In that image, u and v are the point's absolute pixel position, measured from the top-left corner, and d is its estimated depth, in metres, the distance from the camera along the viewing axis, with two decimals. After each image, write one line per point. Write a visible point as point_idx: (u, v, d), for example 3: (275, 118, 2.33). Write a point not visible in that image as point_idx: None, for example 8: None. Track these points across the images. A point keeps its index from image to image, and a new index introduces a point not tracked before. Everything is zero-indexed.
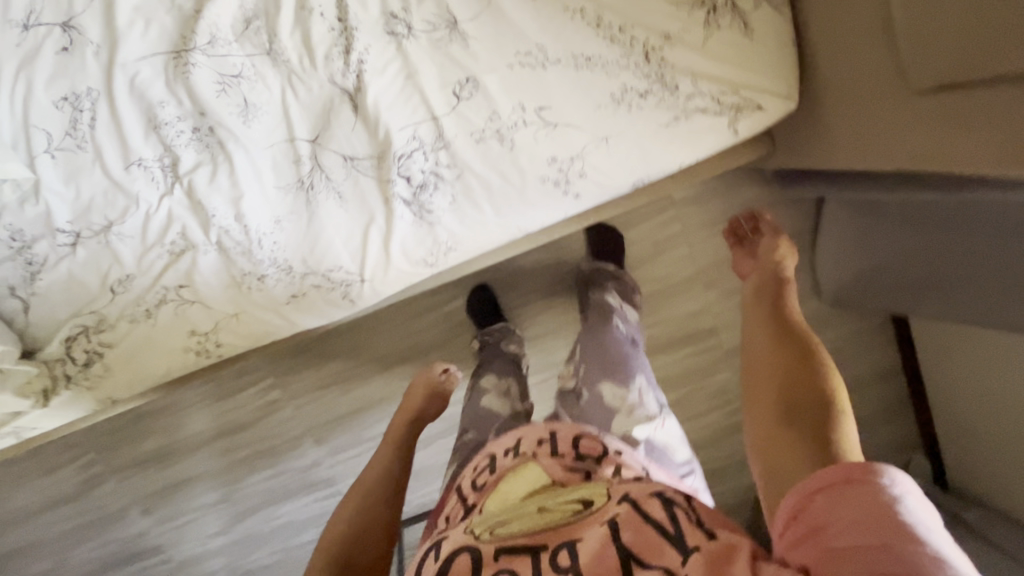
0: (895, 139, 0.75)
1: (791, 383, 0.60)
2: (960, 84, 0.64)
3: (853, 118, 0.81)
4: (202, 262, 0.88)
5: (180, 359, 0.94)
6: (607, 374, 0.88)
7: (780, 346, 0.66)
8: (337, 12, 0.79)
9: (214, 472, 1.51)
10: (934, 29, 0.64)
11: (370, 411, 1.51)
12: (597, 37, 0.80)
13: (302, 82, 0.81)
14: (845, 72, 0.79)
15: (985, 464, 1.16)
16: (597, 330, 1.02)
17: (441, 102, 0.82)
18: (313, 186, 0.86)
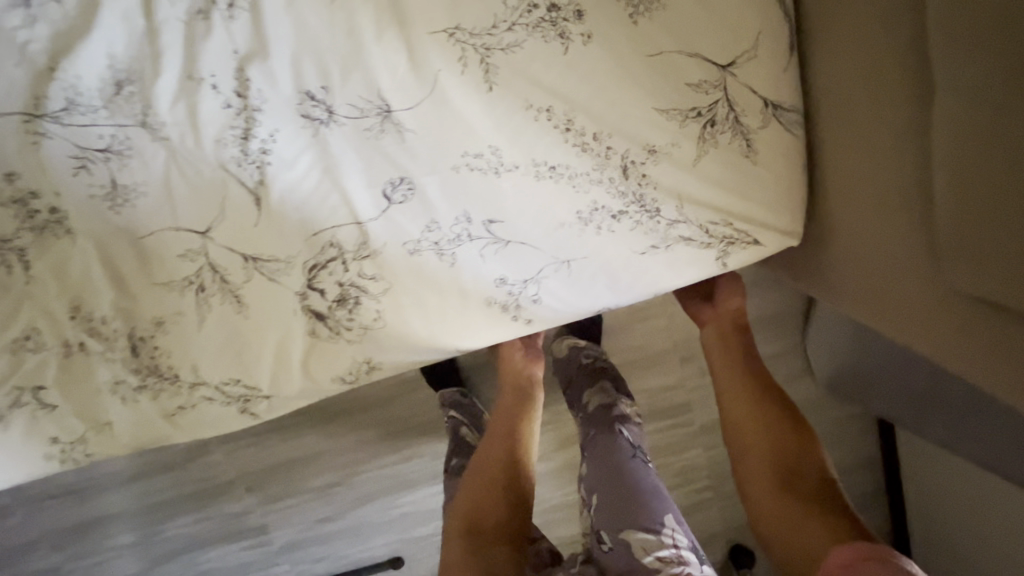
0: (911, 325, 0.60)
1: (781, 454, 0.73)
2: (992, 300, 0.50)
3: (852, 258, 0.65)
4: (66, 366, 0.72)
5: (40, 467, 0.77)
6: (629, 518, 0.83)
7: (762, 408, 0.78)
8: (236, 84, 0.61)
9: (131, 515, 1.38)
10: (987, 226, 0.48)
11: (312, 460, 1.41)
12: (565, 143, 0.64)
13: (187, 166, 0.63)
14: (861, 207, 0.62)
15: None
16: (602, 445, 0.96)
17: (367, 203, 0.66)
18: (205, 289, 0.69)
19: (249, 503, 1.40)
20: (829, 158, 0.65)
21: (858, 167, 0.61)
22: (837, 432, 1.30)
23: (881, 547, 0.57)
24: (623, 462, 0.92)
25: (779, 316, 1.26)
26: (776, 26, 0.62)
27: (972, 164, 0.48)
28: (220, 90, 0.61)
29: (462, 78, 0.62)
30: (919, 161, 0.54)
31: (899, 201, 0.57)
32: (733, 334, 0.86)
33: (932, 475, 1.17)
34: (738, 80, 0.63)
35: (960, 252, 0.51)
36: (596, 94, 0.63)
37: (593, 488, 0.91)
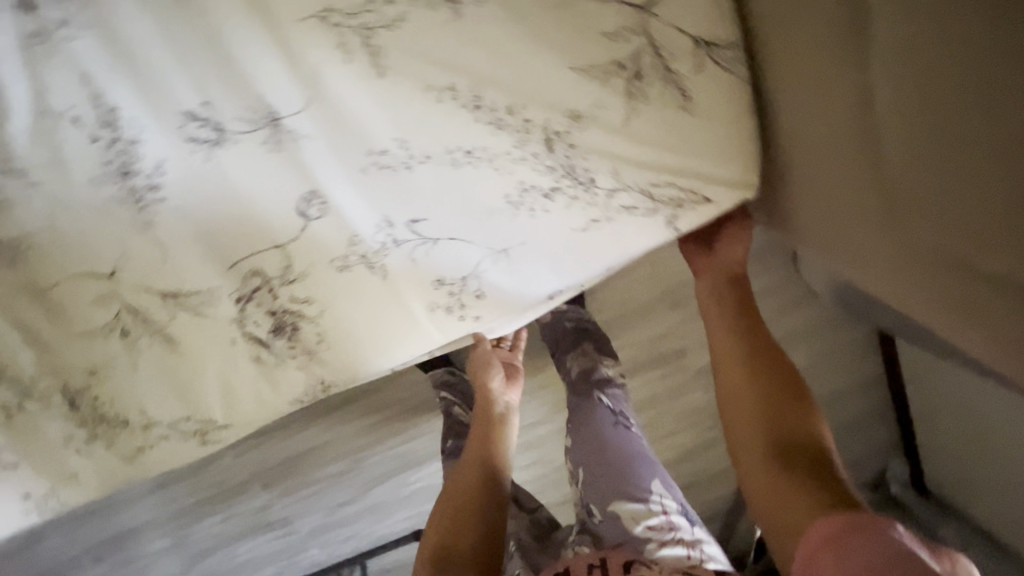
0: (881, 286, 0.56)
1: (779, 423, 0.62)
2: (955, 251, 0.45)
3: (813, 212, 0.60)
4: (11, 428, 0.69)
5: (22, 519, 0.77)
6: (615, 485, 0.72)
7: (752, 371, 0.68)
8: (97, 113, 0.53)
9: (150, 530, 1.37)
10: (958, 153, 0.42)
11: (318, 450, 1.39)
12: (478, 122, 0.57)
13: (71, 213, 0.57)
14: (810, 155, 0.57)
15: (948, 474, 1.20)
16: (581, 414, 0.84)
17: (281, 224, 0.60)
18: (130, 332, 0.66)
19: (265, 499, 1.40)
20: (774, 111, 0.59)
21: (804, 115, 0.55)
22: (836, 355, 1.28)
23: (868, 516, 0.48)
24: (604, 429, 0.80)
25: (761, 249, 1.20)
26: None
27: (936, 111, 0.43)
28: (83, 123, 0.54)
29: (348, 68, 0.54)
30: (867, 113, 0.48)
31: (853, 157, 0.51)
32: (726, 284, 0.74)
33: (927, 385, 1.16)
34: (661, 21, 0.55)
35: (931, 210, 0.46)
36: (503, 62, 0.55)
37: (577, 459, 0.78)
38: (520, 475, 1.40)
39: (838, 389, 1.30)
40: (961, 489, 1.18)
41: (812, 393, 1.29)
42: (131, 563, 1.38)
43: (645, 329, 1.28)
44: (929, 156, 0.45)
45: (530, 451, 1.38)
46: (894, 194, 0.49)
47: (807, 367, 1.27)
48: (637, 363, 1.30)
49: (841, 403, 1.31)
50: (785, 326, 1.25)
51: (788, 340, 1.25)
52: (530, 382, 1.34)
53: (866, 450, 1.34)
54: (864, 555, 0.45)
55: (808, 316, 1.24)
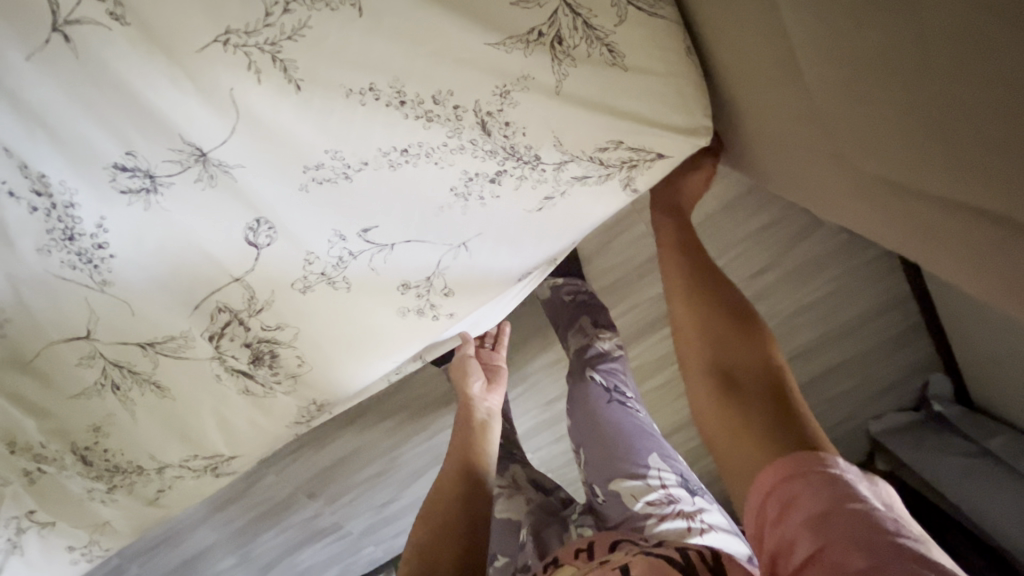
0: (860, 215, 0.55)
1: (730, 354, 0.60)
2: (912, 185, 0.44)
3: (786, 152, 0.58)
4: (40, 489, 0.73)
5: (73, 568, 0.81)
6: (616, 466, 0.83)
7: (703, 305, 0.65)
8: (30, 183, 0.54)
9: (214, 551, 1.44)
10: (878, 94, 0.41)
11: (351, 457, 1.41)
12: (407, 119, 0.55)
13: (32, 285, 0.58)
14: (765, 100, 0.55)
15: (983, 379, 1.13)
16: (578, 393, 0.95)
17: (237, 258, 0.60)
18: (120, 385, 0.67)
19: (314, 508, 1.44)
20: (721, 58, 0.57)
21: (748, 56, 0.53)
22: (853, 281, 1.21)
23: (812, 457, 0.49)
24: (599, 408, 0.91)
25: (755, 186, 1.13)
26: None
27: (844, 54, 0.41)
28: (18, 195, 0.54)
29: (261, 88, 0.52)
30: (792, 56, 0.47)
31: (794, 97, 0.50)
32: (671, 227, 0.72)
33: (951, 292, 1.08)
34: None
35: (874, 147, 0.45)
36: (414, 54, 0.52)
37: (580, 441, 0.90)
38: (550, 448, 1.41)
39: (858, 315, 1.25)
40: (993, 393, 1.10)
41: (831, 321, 1.25)
42: None
43: (650, 289, 1.24)
44: (853, 97, 0.43)
45: (556, 424, 1.38)
46: (836, 133, 0.48)
47: (823, 296, 1.22)
48: (647, 323, 1.27)
49: (863, 328, 1.27)
50: (795, 259, 1.19)
51: (796, 274, 1.20)
52: (544, 360, 1.32)
53: (895, 368, 1.31)
54: (804, 504, 0.46)
55: (820, 244, 1.18)
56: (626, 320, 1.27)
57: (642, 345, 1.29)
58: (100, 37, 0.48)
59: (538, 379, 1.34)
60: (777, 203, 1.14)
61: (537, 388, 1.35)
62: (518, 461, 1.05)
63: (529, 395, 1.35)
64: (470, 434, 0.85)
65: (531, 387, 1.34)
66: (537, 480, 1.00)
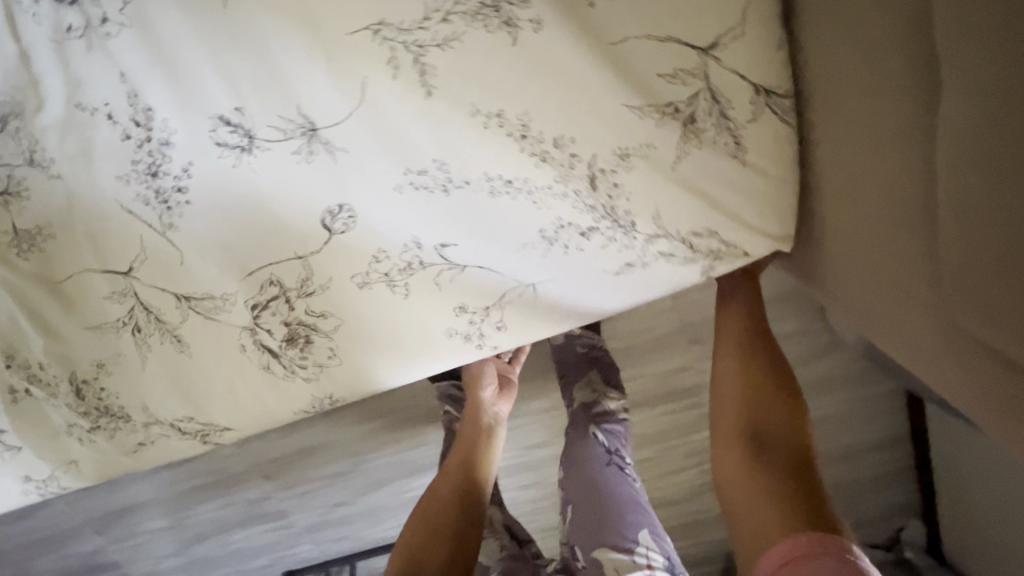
0: (934, 366, 0.54)
1: (764, 419, 0.62)
2: (1004, 355, 0.43)
3: (865, 281, 0.58)
4: (18, 412, 0.69)
5: (17, 500, 0.76)
6: (602, 534, 0.80)
7: (752, 370, 0.66)
8: (132, 111, 0.52)
9: (149, 508, 1.38)
10: (994, 259, 0.40)
11: (320, 450, 1.36)
12: (522, 152, 0.54)
13: (94, 209, 0.56)
14: (865, 226, 0.55)
15: (969, 537, 1.13)
16: (579, 447, 0.94)
17: (309, 237, 0.58)
18: (141, 329, 0.64)
19: (264, 491, 1.38)
20: (839, 169, 0.56)
21: (861, 182, 0.53)
22: (860, 409, 1.22)
23: (833, 540, 0.49)
24: (598, 472, 0.89)
25: (794, 292, 1.13)
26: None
27: (982, 211, 0.40)
28: (116, 119, 0.52)
29: (395, 84, 0.51)
30: (925, 192, 0.46)
31: (904, 226, 0.49)
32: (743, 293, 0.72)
33: (961, 446, 1.09)
34: (724, 63, 0.51)
35: (970, 307, 0.44)
36: (552, 93, 0.52)
37: (569, 498, 0.88)
38: (519, 493, 1.37)
39: (858, 443, 1.24)
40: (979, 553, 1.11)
41: (829, 443, 1.24)
42: (132, 535, 1.40)
43: (661, 363, 1.23)
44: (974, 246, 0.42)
45: (531, 470, 1.34)
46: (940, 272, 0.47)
47: (826, 416, 1.22)
48: (650, 396, 1.25)
49: (858, 457, 1.26)
50: (810, 373, 1.19)
51: (810, 387, 1.20)
52: (537, 404, 1.30)
53: (881, 504, 1.29)
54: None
55: (837, 365, 1.18)
56: (633, 386, 1.25)
57: (642, 414, 1.26)
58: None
59: (526, 421, 1.31)
60: (806, 315, 1.15)
61: (522, 430, 1.32)
62: (497, 502, 1.01)
63: (513, 435, 1.32)
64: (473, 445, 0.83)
65: (517, 427, 1.31)
66: (512, 528, 0.96)
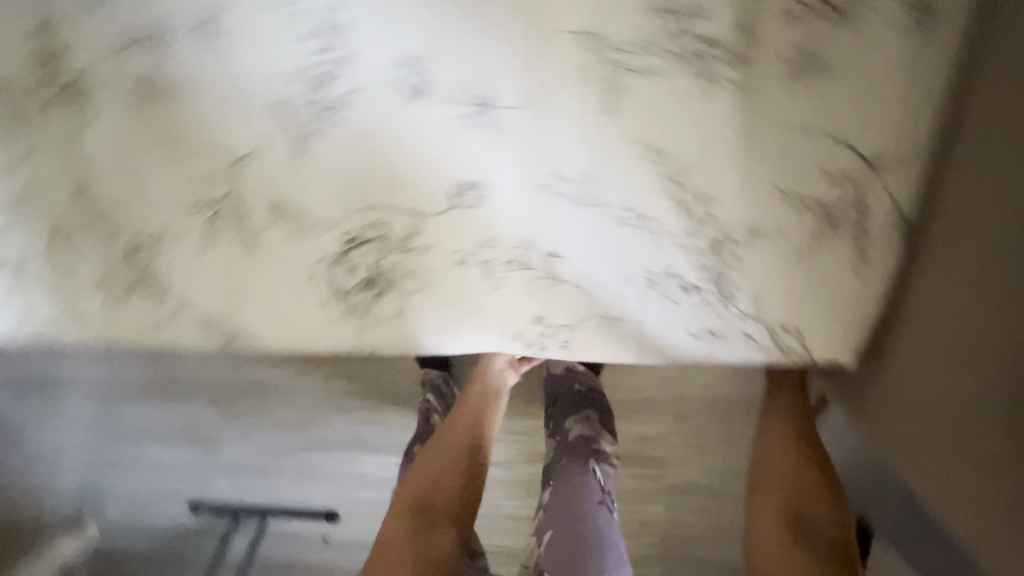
0: (983, 530, 0.47)
1: (804, 502, 0.58)
2: None
3: (918, 415, 0.53)
4: (53, 249, 0.67)
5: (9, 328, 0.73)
6: (575, 571, 0.67)
7: (798, 452, 0.62)
8: (324, 20, 0.53)
9: (5, 402, 1.08)
10: None
11: (235, 398, 1.05)
12: (663, 194, 0.56)
13: (240, 94, 0.57)
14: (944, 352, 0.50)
15: None
16: (565, 476, 0.77)
17: (433, 197, 0.59)
18: (219, 218, 0.63)
19: (153, 428, 1.07)
20: (923, 283, 0.53)
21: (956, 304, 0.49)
22: None
23: None
24: (582, 505, 0.74)
25: None
26: (946, 126, 0.51)
27: None
28: (305, 21, 0.54)
29: (580, 90, 0.53)
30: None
31: (990, 355, 0.45)
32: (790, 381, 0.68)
33: None
34: (877, 183, 0.54)
35: None
36: (712, 150, 0.54)
37: (545, 523, 0.73)
38: None
39: None
40: None
41: None
42: None
43: None
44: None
45: None
46: (1004, 400, 0.43)
47: None
48: None
49: None
50: None
51: None
52: None
53: None
54: None
55: None
56: None
57: None
58: None
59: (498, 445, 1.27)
60: None
61: None
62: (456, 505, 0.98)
63: None
64: (474, 418, 0.70)
65: None
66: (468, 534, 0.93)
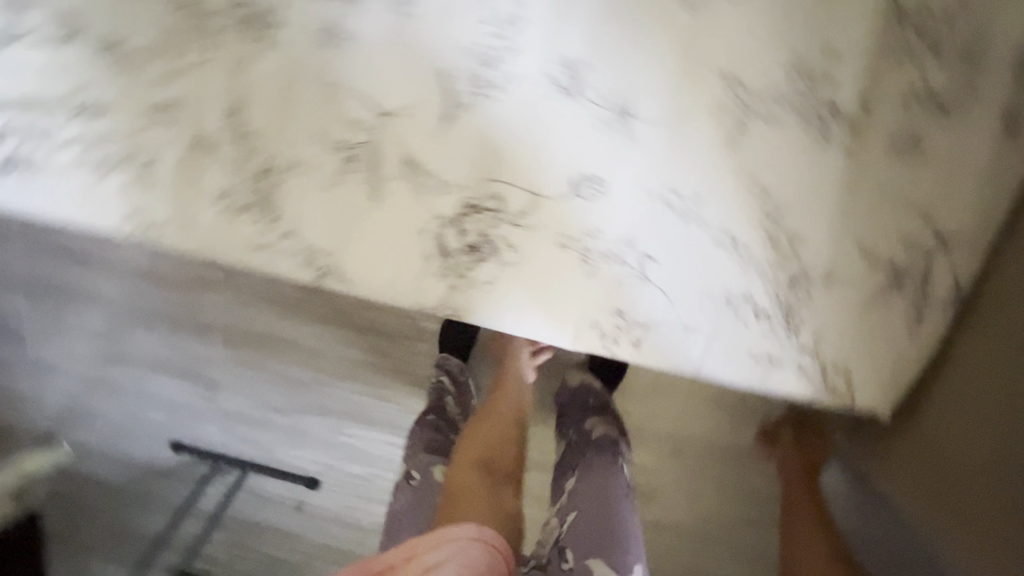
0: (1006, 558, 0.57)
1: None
2: None
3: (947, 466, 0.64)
4: (186, 154, 0.73)
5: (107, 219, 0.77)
6: (601, 549, 0.72)
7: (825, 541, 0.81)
8: (505, 11, 0.61)
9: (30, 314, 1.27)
10: None
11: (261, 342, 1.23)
12: (759, 226, 0.63)
13: (410, 56, 0.64)
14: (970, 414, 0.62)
15: None
16: (594, 465, 0.83)
17: (556, 184, 0.66)
18: (352, 160, 0.69)
19: (165, 358, 1.26)
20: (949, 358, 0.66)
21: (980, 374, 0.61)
22: None
23: None
24: (608, 493, 0.79)
25: None
26: (1005, 224, 0.61)
27: None
28: (490, 8, 0.61)
29: (711, 121, 0.61)
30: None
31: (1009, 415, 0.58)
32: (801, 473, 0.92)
33: None
34: (944, 256, 0.62)
35: None
36: (809, 198, 0.62)
37: (573, 504, 0.78)
38: None
39: None
40: None
41: None
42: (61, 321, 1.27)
43: None
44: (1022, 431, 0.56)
45: None
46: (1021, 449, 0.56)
47: None
48: None
49: None
50: None
51: None
52: None
53: None
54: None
55: None
56: None
57: None
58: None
59: None
60: None
61: None
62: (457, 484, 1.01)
63: None
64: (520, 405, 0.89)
65: None
66: None
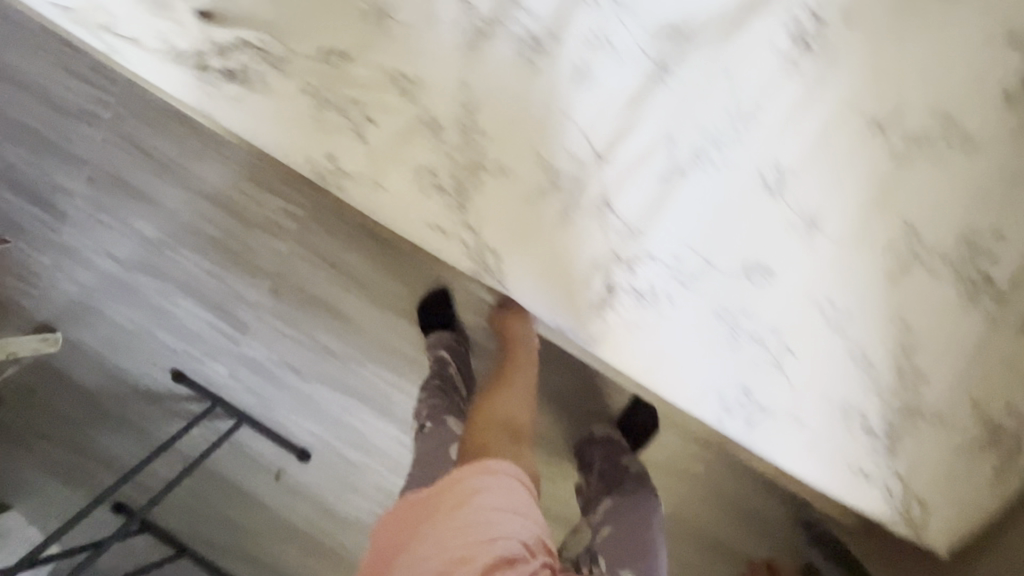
0: None
1: None
2: None
3: None
4: (405, 121, 0.77)
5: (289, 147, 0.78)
6: (632, 560, 0.77)
7: None
8: (743, 109, 0.72)
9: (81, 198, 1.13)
10: None
11: (305, 301, 1.15)
12: (891, 354, 0.72)
13: (648, 116, 0.74)
14: None
15: None
16: (635, 491, 0.89)
17: (731, 262, 0.74)
18: (559, 180, 0.76)
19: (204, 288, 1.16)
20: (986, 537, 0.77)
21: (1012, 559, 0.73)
22: None
23: None
24: (645, 516, 0.84)
25: None
26: None
27: None
28: (732, 104, 0.72)
29: (879, 255, 0.71)
30: None
31: None
32: None
33: None
34: None
35: None
36: (939, 345, 0.72)
37: (610, 518, 0.84)
38: None
39: None
40: None
41: None
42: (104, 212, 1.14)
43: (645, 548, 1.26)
44: None
45: None
46: None
47: None
48: None
49: None
50: None
51: None
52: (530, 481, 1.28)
53: None
54: None
55: None
56: None
57: None
58: (874, 146, 0.71)
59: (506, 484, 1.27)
60: None
61: None
62: None
63: None
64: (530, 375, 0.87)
65: None
66: None
